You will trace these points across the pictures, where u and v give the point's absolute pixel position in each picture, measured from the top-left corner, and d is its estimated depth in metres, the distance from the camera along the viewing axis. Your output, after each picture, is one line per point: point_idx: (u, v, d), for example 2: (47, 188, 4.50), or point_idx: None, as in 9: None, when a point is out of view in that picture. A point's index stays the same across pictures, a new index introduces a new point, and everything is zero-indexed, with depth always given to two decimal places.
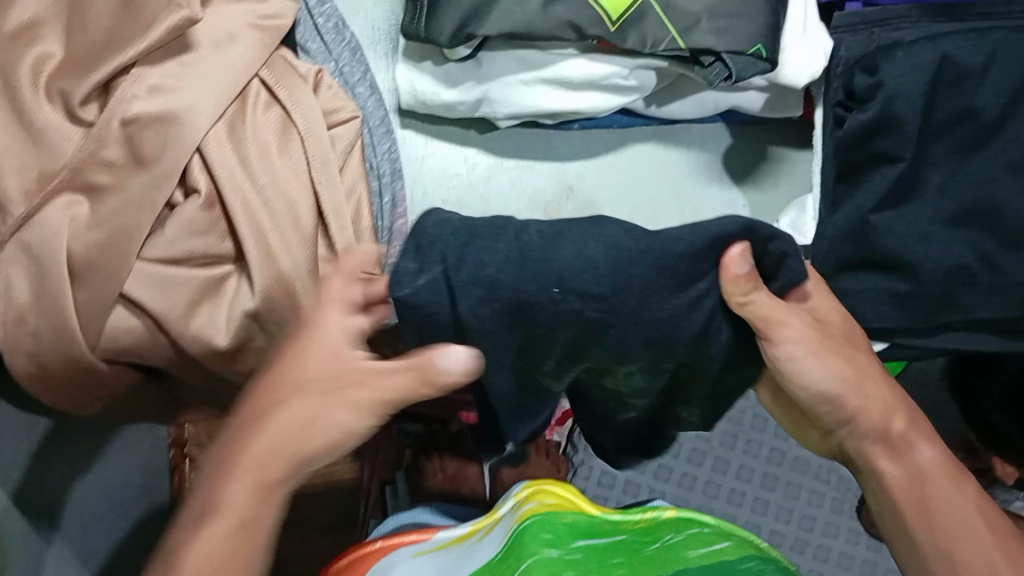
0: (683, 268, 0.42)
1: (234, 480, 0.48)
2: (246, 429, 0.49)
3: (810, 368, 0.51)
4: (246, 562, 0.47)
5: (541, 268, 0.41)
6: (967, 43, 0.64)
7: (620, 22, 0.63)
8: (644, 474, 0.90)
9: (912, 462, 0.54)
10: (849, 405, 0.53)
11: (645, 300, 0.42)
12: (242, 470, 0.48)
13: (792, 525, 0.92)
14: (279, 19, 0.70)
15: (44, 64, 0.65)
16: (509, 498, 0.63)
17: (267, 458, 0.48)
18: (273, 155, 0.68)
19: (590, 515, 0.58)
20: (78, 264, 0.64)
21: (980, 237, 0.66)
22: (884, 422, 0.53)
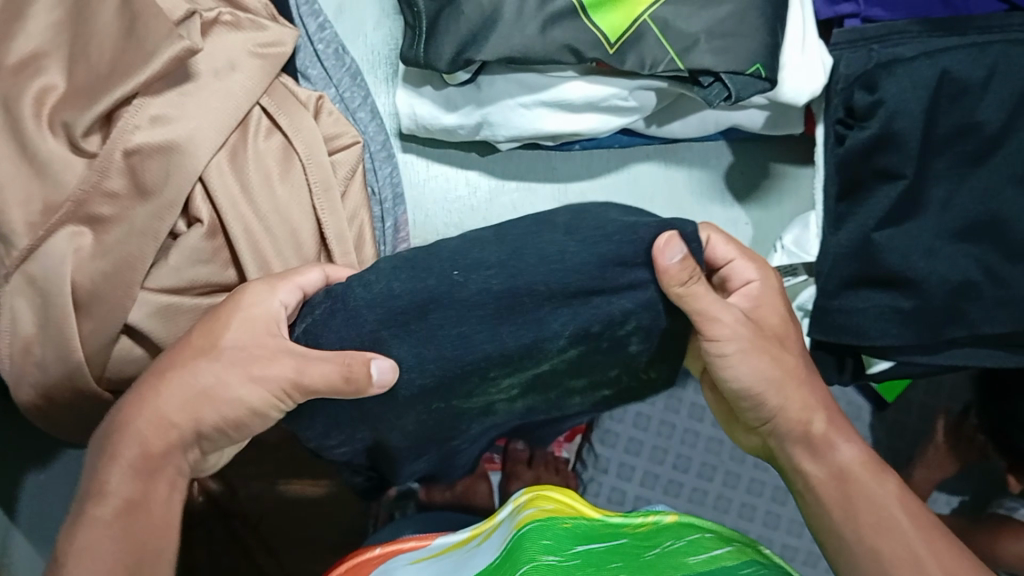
0: (575, 284, 0.39)
1: (121, 453, 0.51)
2: (143, 400, 0.51)
3: (739, 365, 0.52)
4: (129, 553, 0.48)
5: (433, 260, 0.40)
6: (966, 58, 0.63)
7: (618, 45, 0.63)
8: (653, 488, 0.90)
9: (832, 460, 0.57)
10: (769, 402, 0.55)
11: (540, 257, 0.39)
12: (129, 448, 0.51)
13: (803, 539, 0.92)
14: (279, 46, 0.70)
15: (46, 95, 0.65)
16: (507, 505, 0.62)
17: (158, 432, 0.51)
18: (275, 181, 0.68)
19: (588, 520, 0.58)
20: (82, 295, 0.64)
21: (984, 250, 0.66)
22: (804, 423, 0.57)
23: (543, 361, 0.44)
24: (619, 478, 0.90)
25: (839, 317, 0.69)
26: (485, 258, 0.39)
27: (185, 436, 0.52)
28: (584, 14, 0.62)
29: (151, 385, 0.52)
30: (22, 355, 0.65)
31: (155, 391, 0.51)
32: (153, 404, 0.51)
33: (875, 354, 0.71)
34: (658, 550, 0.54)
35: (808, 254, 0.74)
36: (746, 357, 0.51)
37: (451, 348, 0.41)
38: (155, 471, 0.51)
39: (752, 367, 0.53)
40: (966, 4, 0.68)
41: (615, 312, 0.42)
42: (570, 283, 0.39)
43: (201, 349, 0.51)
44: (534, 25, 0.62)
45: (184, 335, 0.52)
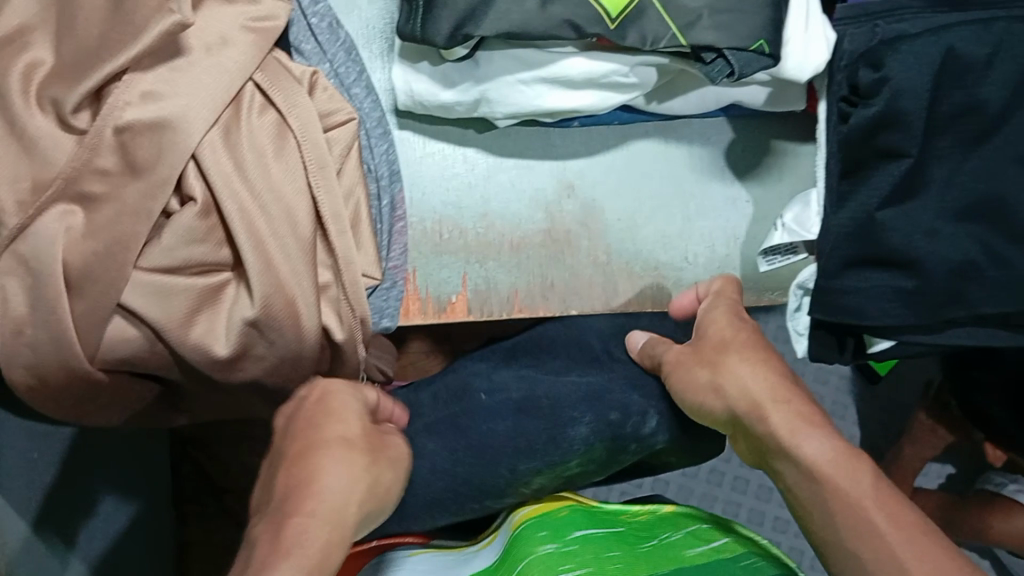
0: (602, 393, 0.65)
1: (308, 471, 0.48)
2: (290, 503, 0.45)
3: (748, 372, 0.58)
4: None
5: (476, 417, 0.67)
6: (972, 34, 0.63)
7: (620, 20, 0.62)
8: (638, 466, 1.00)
9: (806, 457, 0.53)
10: (766, 415, 0.56)
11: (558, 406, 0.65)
12: (313, 468, 0.48)
13: (770, 504, 1.03)
14: (272, 20, 0.69)
15: (34, 70, 0.64)
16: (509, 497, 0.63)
17: (317, 523, 0.45)
18: (269, 159, 0.67)
19: (587, 507, 0.59)
20: (74, 274, 0.64)
21: (986, 233, 0.65)
22: (759, 402, 0.57)
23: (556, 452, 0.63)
24: None
25: (843, 297, 0.69)
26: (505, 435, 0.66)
27: (343, 530, 0.46)
28: None
29: (291, 455, 0.49)
30: (13, 338, 0.64)
31: (299, 488, 0.47)
32: (325, 458, 0.49)
33: (876, 334, 0.70)
34: (655, 540, 0.55)
35: (810, 232, 0.73)
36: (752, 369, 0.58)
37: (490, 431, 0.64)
38: (356, 471, 0.49)
39: (754, 376, 0.58)
40: None
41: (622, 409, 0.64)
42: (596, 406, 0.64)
43: (306, 444, 0.50)
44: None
45: (306, 420, 0.52)
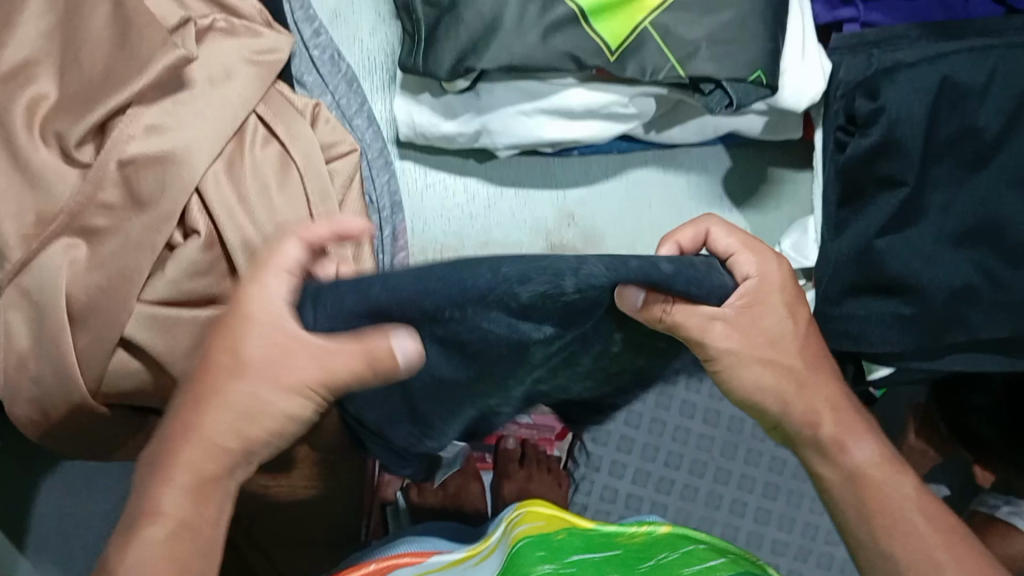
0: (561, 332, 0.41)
1: (168, 483, 0.45)
2: (195, 409, 0.45)
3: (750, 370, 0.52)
4: (191, 562, 0.44)
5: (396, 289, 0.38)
6: (968, 62, 0.64)
7: (619, 52, 0.62)
8: (646, 486, 0.90)
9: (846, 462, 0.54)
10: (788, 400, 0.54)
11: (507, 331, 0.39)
12: (179, 467, 0.45)
13: (794, 534, 0.92)
14: (274, 54, 0.69)
15: (39, 104, 0.64)
16: (502, 524, 0.63)
17: (201, 462, 0.45)
18: (273, 191, 0.67)
19: (582, 529, 0.58)
20: (78, 308, 0.64)
21: (984, 255, 0.66)
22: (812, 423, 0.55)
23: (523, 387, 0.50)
24: (610, 476, 0.90)
25: (842, 323, 0.70)
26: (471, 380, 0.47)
27: (236, 459, 0.46)
28: (585, 21, 0.62)
29: (173, 428, 0.46)
30: (17, 370, 0.64)
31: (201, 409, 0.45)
32: (184, 467, 0.45)
33: (877, 360, 0.71)
34: (653, 560, 0.54)
35: (807, 259, 0.74)
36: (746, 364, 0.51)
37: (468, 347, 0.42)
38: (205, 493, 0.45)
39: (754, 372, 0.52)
40: (965, 8, 0.69)
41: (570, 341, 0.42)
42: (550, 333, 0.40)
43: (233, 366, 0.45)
44: (534, 32, 0.62)
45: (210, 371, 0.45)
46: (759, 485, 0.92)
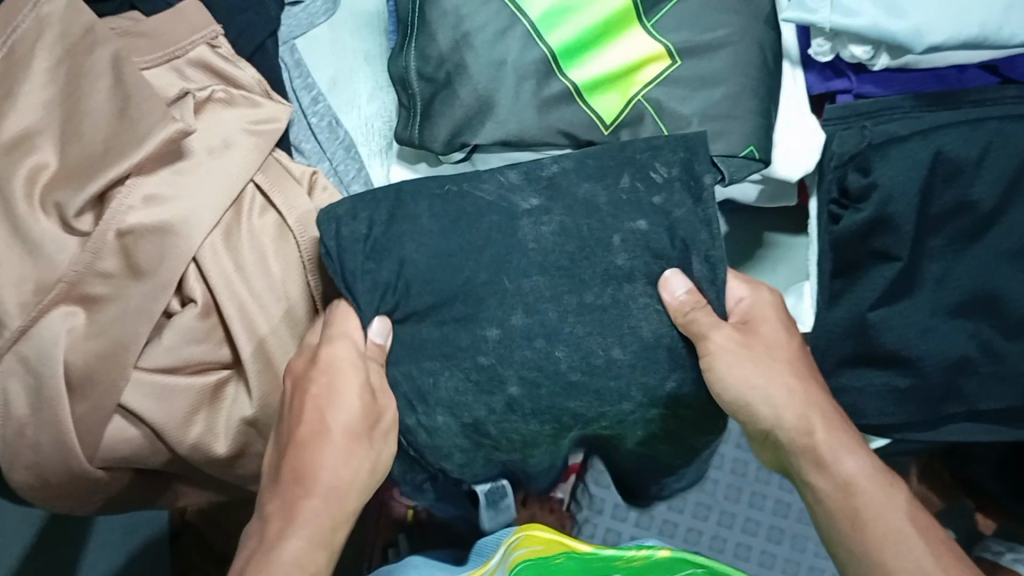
0: (616, 203, 0.58)
1: (296, 535, 0.50)
2: (318, 457, 0.53)
3: (733, 377, 0.56)
4: None
5: (411, 197, 0.59)
6: (961, 136, 0.65)
7: (614, 126, 0.63)
8: (648, 529, 0.88)
9: (838, 473, 0.54)
10: (764, 414, 0.57)
11: (584, 204, 0.58)
12: (302, 519, 0.50)
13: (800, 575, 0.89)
14: (273, 123, 0.70)
15: (38, 175, 0.64)
16: (501, 548, 0.62)
17: (320, 518, 0.51)
18: (270, 259, 0.68)
19: (583, 553, 0.57)
20: (76, 375, 0.64)
21: (980, 327, 0.67)
22: (805, 432, 0.56)
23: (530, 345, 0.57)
24: (613, 518, 0.89)
25: (840, 395, 0.70)
26: (476, 245, 0.57)
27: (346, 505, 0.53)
28: (579, 98, 0.63)
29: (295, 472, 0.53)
30: (15, 438, 0.65)
31: (322, 459, 0.53)
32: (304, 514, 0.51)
33: (874, 432, 0.71)
34: None
35: (804, 324, 0.73)
36: (738, 370, 0.56)
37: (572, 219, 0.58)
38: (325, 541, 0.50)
39: (746, 374, 0.57)
40: (961, 78, 0.70)
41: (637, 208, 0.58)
42: (609, 201, 0.58)
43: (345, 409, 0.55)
44: (530, 109, 0.62)
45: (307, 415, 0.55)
46: (763, 529, 0.89)
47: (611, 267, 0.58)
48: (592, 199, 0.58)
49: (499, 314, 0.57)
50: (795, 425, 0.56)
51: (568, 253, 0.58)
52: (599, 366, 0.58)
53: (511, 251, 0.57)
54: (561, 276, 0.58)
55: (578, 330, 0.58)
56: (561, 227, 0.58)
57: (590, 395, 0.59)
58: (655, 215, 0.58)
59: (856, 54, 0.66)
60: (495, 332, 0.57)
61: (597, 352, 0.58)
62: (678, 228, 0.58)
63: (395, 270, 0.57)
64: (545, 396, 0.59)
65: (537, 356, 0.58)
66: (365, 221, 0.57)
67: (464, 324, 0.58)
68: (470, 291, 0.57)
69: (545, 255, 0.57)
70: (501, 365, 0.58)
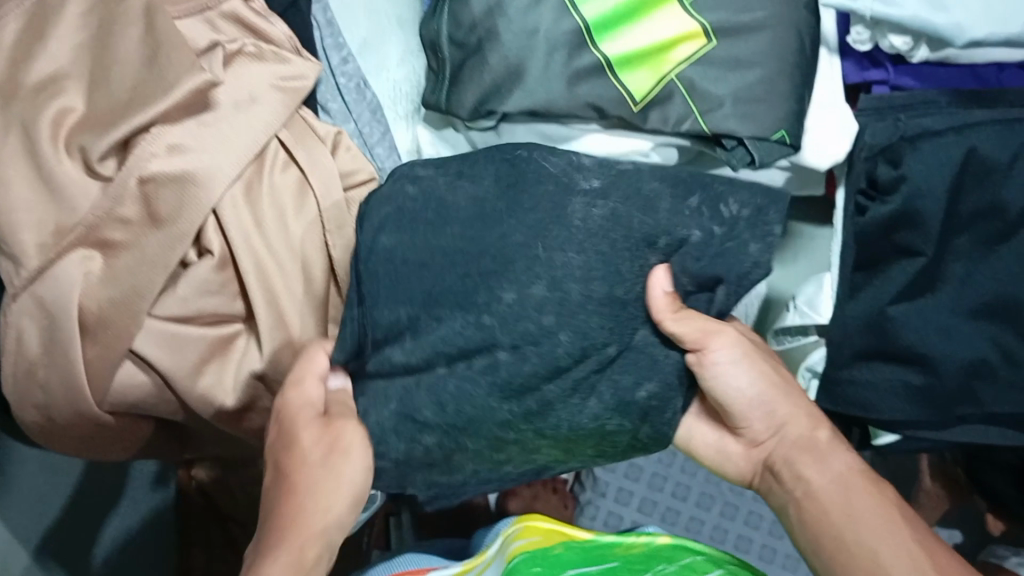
0: (664, 212, 0.56)
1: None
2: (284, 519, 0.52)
3: (740, 372, 0.60)
4: None
5: (471, 154, 0.60)
6: (995, 136, 0.63)
7: (643, 104, 0.63)
8: (650, 514, 0.90)
9: (830, 470, 0.59)
10: (776, 408, 0.62)
11: (640, 183, 0.56)
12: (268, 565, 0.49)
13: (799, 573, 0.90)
14: (301, 80, 0.69)
15: (64, 117, 0.64)
16: (498, 540, 0.62)
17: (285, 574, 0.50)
18: (288, 217, 0.68)
19: (582, 542, 0.58)
20: (90, 319, 0.64)
21: (999, 330, 0.65)
22: (810, 435, 0.61)
23: (541, 326, 0.55)
24: (616, 503, 0.91)
25: (848, 387, 0.70)
26: (526, 206, 0.56)
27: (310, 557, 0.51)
28: (611, 72, 0.62)
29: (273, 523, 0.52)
30: (27, 377, 0.66)
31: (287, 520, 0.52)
32: (286, 551, 0.50)
33: (882, 426, 0.71)
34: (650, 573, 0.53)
35: (820, 314, 0.71)
36: (740, 370, 0.60)
37: (625, 207, 0.55)
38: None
39: (753, 380, 0.61)
40: (999, 78, 0.68)
41: (682, 220, 0.56)
42: (663, 209, 0.56)
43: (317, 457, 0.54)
44: (560, 80, 0.62)
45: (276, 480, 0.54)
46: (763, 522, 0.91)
47: (644, 266, 0.56)
48: (654, 199, 0.56)
49: (523, 279, 0.54)
50: (802, 425, 0.62)
51: (605, 231, 0.55)
52: (592, 356, 0.55)
53: (543, 215, 0.55)
54: (599, 262, 0.54)
55: (592, 321, 0.55)
56: (614, 213, 0.55)
57: (570, 384, 0.56)
58: (711, 225, 0.56)
59: (894, 45, 0.65)
60: (511, 295, 0.55)
61: (598, 344, 0.55)
62: (723, 257, 0.57)
63: (432, 201, 0.58)
64: (537, 377, 0.55)
65: (540, 330, 0.55)
66: (433, 184, 0.59)
67: (482, 287, 0.55)
68: (503, 250, 0.55)
69: (587, 224, 0.54)
70: (501, 329, 0.55)
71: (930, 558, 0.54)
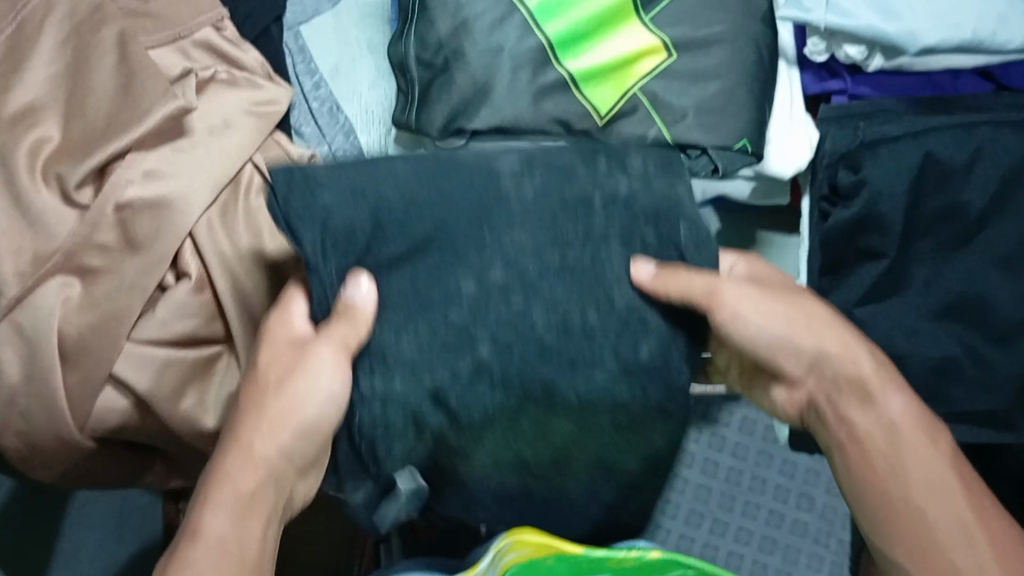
0: (586, 175, 0.54)
1: (212, 504, 0.48)
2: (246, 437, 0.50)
3: (757, 316, 0.54)
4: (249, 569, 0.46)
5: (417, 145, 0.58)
6: (951, 140, 0.66)
7: (609, 117, 0.64)
8: None
9: (884, 411, 0.52)
10: (803, 346, 0.54)
11: (568, 159, 0.55)
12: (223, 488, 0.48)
13: None
14: (274, 105, 0.71)
15: (41, 147, 0.65)
16: (484, 549, 0.59)
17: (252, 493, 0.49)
18: (265, 239, 0.69)
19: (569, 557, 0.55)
20: (69, 345, 0.65)
21: (965, 330, 0.67)
22: (852, 366, 0.54)
23: (514, 308, 0.52)
24: None
25: None
26: (452, 191, 0.52)
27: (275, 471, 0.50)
28: (575, 87, 0.63)
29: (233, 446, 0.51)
30: (7, 405, 0.66)
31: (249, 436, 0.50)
32: (225, 491, 0.49)
33: None
34: None
35: None
36: (761, 314, 0.54)
37: (556, 182, 0.53)
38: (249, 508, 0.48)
39: (770, 319, 0.54)
40: (955, 84, 0.71)
41: (611, 186, 0.54)
42: (580, 179, 0.54)
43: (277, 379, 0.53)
44: (526, 97, 0.63)
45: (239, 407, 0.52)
46: None
47: (591, 231, 0.53)
48: (572, 167, 0.54)
49: (476, 262, 0.52)
50: (839, 360, 0.54)
51: (550, 209, 0.53)
52: (576, 332, 0.53)
53: (477, 202, 0.52)
54: (546, 237, 0.53)
55: (559, 293, 0.52)
56: (544, 187, 0.53)
57: (563, 362, 0.53)
58: (641, 181, 0.54)
59: (850, 55, 0.67)
60: (469, 286, 0.52)
61: (574, 317, 0.53)
62: (655, 199, 0.54)
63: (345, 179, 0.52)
64: (516, 359, 0.53)
65: (512, 314, 0.52)
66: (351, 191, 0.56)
67: (441, 275, 0.52)
68: (449, 235, 0.52)
69: (530, 209, 0.53)
70: (474, 322, 0.52)
71: (989, 538, 0.48)
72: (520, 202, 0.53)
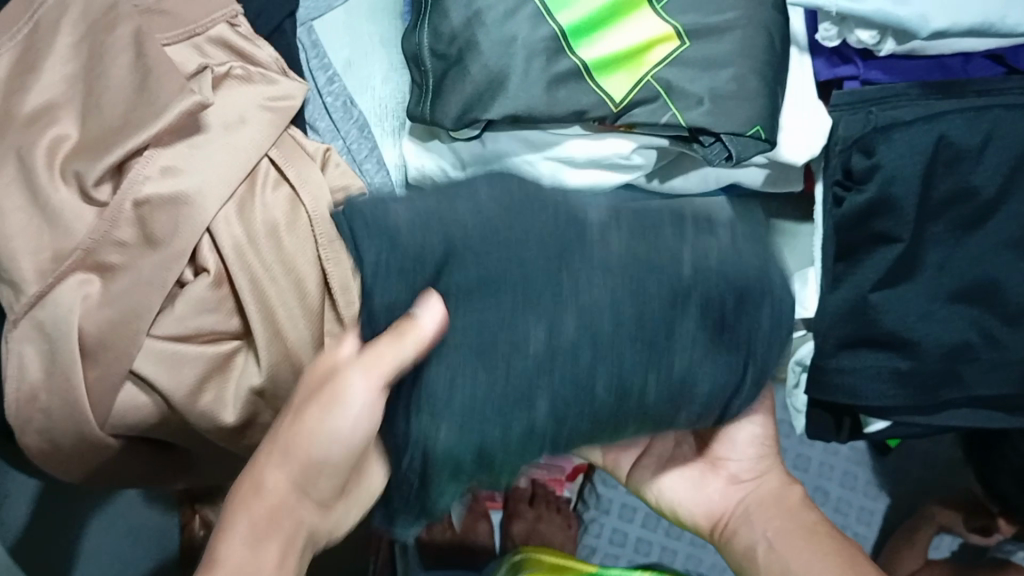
0: (685, 215, 0.43)
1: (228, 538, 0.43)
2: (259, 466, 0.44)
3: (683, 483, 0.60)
4: None
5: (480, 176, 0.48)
6: (964, 121, 0.65)
7: (623, 105, 0.64)
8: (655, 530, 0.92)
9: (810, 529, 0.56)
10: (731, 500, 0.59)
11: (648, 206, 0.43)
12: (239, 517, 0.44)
13: None
14: (288, 100, 0.71)
15: (59, 146, 0.66)
16: None
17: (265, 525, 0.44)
18: (282, 234, 0.69)
19: None
20: (89, 341, 0.66)
21: (984, 316, 0.68)
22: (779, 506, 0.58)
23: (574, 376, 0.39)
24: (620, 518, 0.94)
25: (841, 377, 0.71)
26: (539, 230, 0.40)
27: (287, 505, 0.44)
28: (589, 76, 0.64)
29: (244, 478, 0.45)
30: (27, 403, 0.66)
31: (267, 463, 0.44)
32: (241, 517, 0.44)
33: (871, 414, 0.73)
34: None
35: (806, 308, 0.74)
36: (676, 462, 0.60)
37: (639, 220, 0.42)
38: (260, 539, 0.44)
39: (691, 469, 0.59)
40: (966, 68, 0.70)
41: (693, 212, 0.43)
42: (667, 220, 0.42)
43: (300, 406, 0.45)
44: (539, 86, 0.63)
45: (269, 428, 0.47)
46: None
47: (681, 274, 0.40)
48: (657, 221, 0.41)
49: (548, 316, 0.39)
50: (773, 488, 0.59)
51: (633, 249, 0.40)
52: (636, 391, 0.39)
53: (542, 235, 0.40)
54: (626, 298, 0.39)
55: (628, 352, 0.39)
56: (617, 220, 0.41)
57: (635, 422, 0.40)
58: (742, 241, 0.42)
59: (862, 39, 0.67)
60: (540, 335, 0.39)
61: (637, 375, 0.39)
62: (751, 246, 0.42)
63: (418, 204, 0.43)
64: (572, 424, 0.39)
65: (577, 375, 0.39)
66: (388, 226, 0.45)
67: (487, 354, 0.39)
68: (530, 288, 0.39)
69: (617, 259, 0.40)
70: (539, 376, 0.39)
71: None
72: (590, 255, 0.40)
